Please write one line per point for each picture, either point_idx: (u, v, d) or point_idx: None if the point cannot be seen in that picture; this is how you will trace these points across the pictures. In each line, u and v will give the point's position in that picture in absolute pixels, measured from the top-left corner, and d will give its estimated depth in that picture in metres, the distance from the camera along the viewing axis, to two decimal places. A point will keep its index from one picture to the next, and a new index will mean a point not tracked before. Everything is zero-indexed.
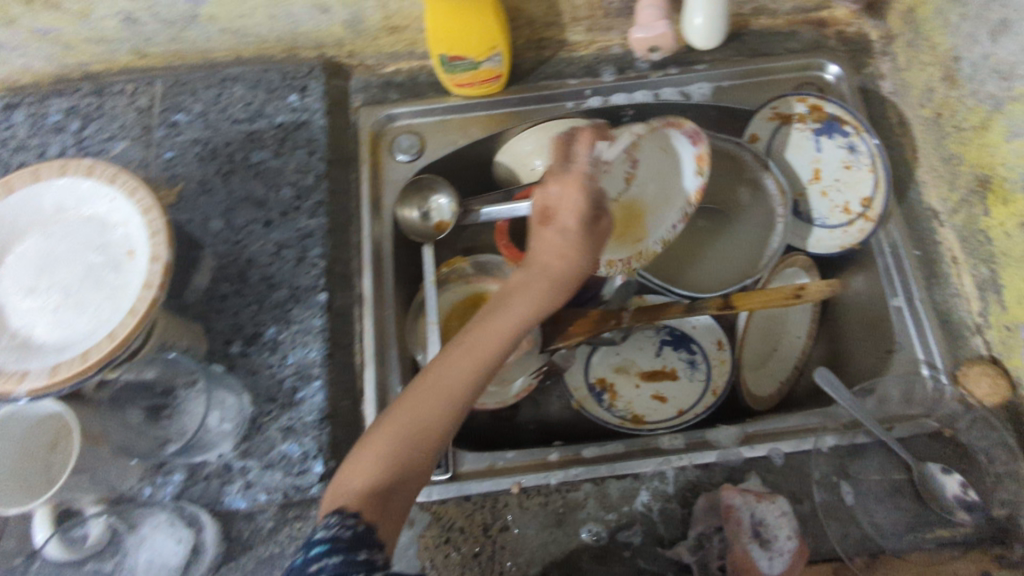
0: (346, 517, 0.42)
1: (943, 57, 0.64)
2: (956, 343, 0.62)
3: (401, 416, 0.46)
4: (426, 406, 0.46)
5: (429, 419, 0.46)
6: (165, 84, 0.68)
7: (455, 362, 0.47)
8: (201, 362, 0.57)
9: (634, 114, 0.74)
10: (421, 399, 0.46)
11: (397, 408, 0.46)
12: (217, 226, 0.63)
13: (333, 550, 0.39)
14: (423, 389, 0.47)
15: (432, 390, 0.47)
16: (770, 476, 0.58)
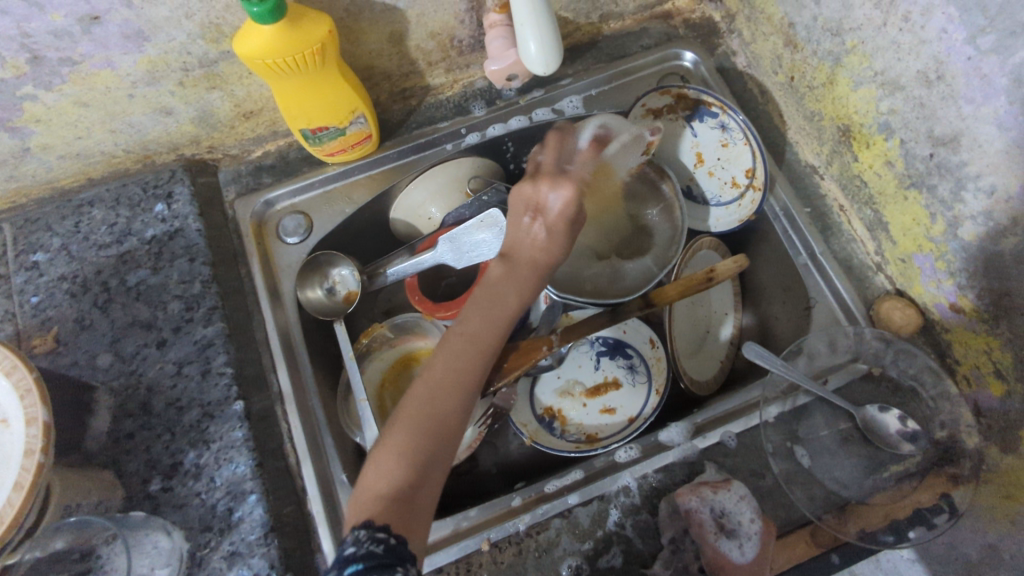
0: (374, 531, 0.43)
1: (780, 26, 0.66)
2: (863, 285, 0.65)
3: (404, 418, 0.48)
4: (434, 407, 0.48)
5: (443, 416, 0.48)
6: (15, 227, 0.63)
7: (450, 356, 0.50)
8: (118, 512, 0.52)
9: (514, 142, 0.74)
10: (437, 395, 0.48)
11: (398, 422, 0.48)
12: (106, 361, 0.58)
13: (368, 567, 0.40)
14: (431, 385, 0.49)
15: (439, 389, 0.49)
16: (729, 461, 0.58)
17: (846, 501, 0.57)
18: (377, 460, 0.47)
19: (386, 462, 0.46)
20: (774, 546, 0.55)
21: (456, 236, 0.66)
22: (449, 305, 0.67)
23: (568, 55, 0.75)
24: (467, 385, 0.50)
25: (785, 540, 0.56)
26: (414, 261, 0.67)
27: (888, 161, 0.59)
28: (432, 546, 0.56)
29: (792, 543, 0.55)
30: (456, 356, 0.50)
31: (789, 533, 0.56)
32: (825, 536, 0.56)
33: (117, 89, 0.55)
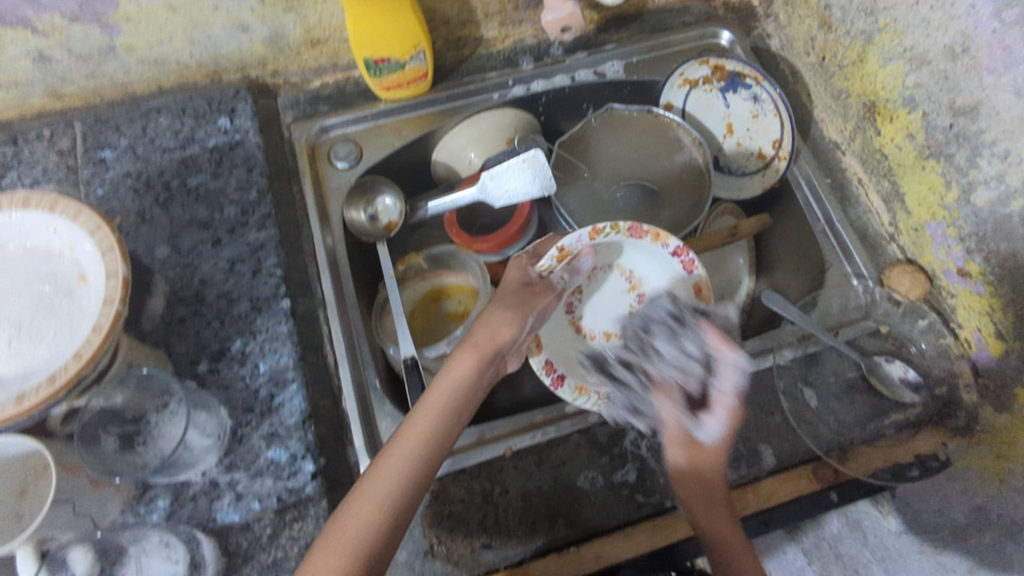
0: None
1: (817, 8, 0.71)
2: (875, 252, 0.69)
3: (368, 486, 0.48)
4: (396, 466, 0.49)
5: (409, 488, 0.49)
6: (85, 124, 0.66)
7: (418, 425, 0.51)
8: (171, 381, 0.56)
9: (554, 100, 0.79)
10: (409, 470, 0.49)
11: (361, 490, 0.48)
12: (164, 253, 0.62)
13: None
14: (394, 471, 0.49)
15: (400, 453, 0.50)
16: (738, 396, 0.63)
17: (846, 442, 0.61)
18: (342, 528, 0.46)
19: (357, 528, 0.46)
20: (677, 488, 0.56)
21: (502, 173, 0.69)
22: (485, 238, 0.71)
23: (613, 22, 0.80)
24: (438, 453, 0.51)
25: (687, 470, 0.56)
26: (455, 195, 0.71)
27: (909, 133, 0.63)
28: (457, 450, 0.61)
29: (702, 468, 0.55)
30: (427, 429, 0.52)
31: (686, 464, 0.56)
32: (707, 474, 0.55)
33: None
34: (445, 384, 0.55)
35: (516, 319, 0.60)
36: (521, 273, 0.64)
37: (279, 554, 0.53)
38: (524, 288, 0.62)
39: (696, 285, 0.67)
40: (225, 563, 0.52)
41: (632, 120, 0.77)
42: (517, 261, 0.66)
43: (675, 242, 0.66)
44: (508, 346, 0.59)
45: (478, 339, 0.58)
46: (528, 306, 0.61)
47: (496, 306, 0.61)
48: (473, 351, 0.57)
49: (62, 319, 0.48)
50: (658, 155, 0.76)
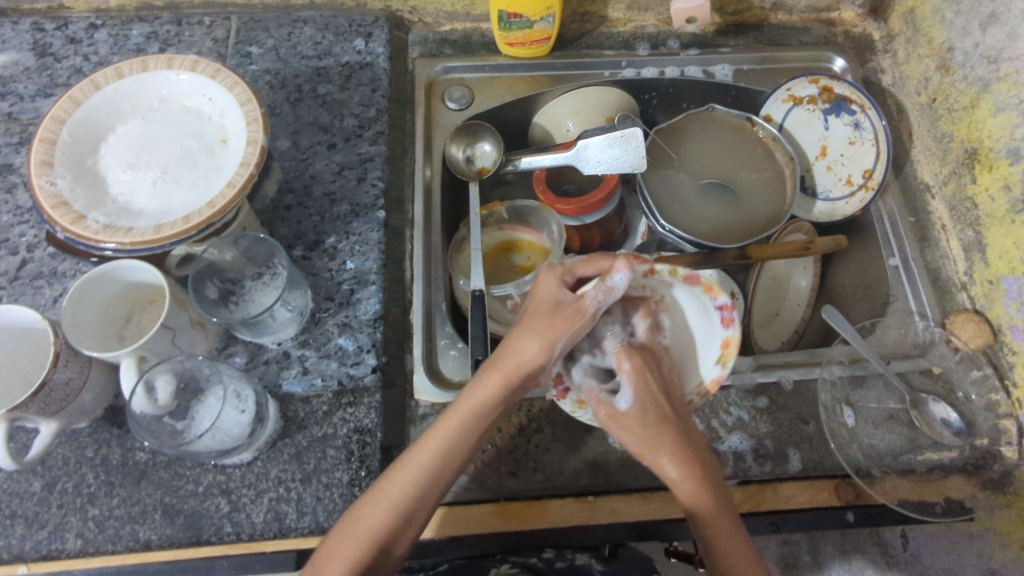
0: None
1: (938, 50, 0.72)
2: (945, 297, 0.70)
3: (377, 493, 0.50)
4: (405, 479, 0.50)
5: (420, 496, 0.50)
6: (241, 20, 0.73)
7: (426, 443, 0.51)
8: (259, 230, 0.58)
9: (657, 96, 0.82)
10: (420, 485, 0.50)
11: (374, 494, 0.50)
12: (285, 145, 0.68)
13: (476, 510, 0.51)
14: (405, 486, 0.50)
15: (409, 467, 0.51)
16: (780, 400, 0.64)
17: (877, 466, 0.61)
18: (357, 528, 0.48)
19: (369, 531, 0.48)
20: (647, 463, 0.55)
21: (600, 143, 0.73)
22: (569, 200, 0.73)
23: (733, 29, 0.82)
24: (448, 469, 0.52)
25: (636, 443, 0.55)
26: (550, 157, 0.75)
27: (1006, 185, 0.64)
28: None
29: (640, 437, 0.55)
30: (443, 448, 0.52)
31: (637, 437, 0.55)
32: (649, 442, 0.55)
33: None
34: (466, 408, 0.52)
35: (536, 349, 0.53)
36: (554, 289, 0.55)
37: (330, 430, 0.57)
38: (556, 309, 0.54)
39: (723, 348, 0.61)
40: (282, 426, 0.56)
41: (729, 123, 0.79)
42: (549, 271, 0.57)
43: (725, 298, 0.60)
44: (531, 372, 0.53)
45: (503, 361, 0.53)
46: (557, 332, 0.53)
47: (524, 328, 0.54)
48: (502, 376, 0.53)
49: (201, 172, 0.54)
50: (745, 164, 0.79)
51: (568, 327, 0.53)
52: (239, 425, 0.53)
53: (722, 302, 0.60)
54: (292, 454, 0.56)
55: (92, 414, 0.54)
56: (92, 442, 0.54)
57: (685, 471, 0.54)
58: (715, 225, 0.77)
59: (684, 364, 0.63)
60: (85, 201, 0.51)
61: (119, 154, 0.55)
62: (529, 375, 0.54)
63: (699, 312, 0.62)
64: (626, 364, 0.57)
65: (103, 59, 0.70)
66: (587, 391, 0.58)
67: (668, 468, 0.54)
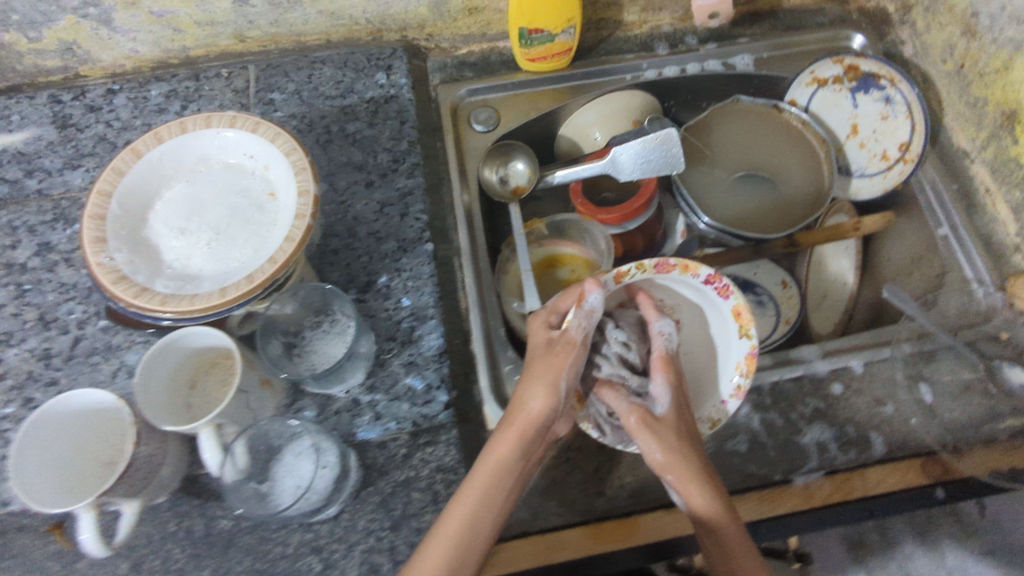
0: None
1: (961, 16, 0.71)
2: (1001, 262, 0.69)
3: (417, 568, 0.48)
4: (439, 548, 0.49)
5: (460, 564, 0.48)
6: (258, 68, 0.73)
7: (454, 507, 0.51)
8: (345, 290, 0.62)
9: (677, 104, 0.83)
10: (455, 554, 0.48)
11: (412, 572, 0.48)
12: (322, 189, 0.67)
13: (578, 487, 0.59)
14: (440, 555, 0.48)
15: (442, 534, 0.49)
16: (853, 384, 0.64)
17: (962, 440, 0.61)
18: None
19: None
20: (669, 477, 0.54)
21: (634, 149, 0.72)
22: (611, 209, 0.72)
23: (747, 19, 0.82)
24: (486, 531, 0.50)
25: (661, 457, 0.54)
26: (585, 167, 0.74)
27: None
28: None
29: (667, 453, 0.54)
30: (473, 511, 0.50)
31: (659, 455, 0.54)
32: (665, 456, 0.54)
33: None
34: (486, 465, 0.53)
35: (538, 393, 0.55)
36: (542, 330, 0.58)
37: (412, 473, 0.56)
38: (546, 350, 0.56)
39: (738, 316, 0.60)
40: (364, 474, 0.55)
41: (756, 113, 0.79)
42: (536, 316, 0.60)
43: (706, 270, 0.59)
44: (542, 417, 0.54)
45: (512, 415, 0.55)
46: (557, 371, 0.55)
47: (525, 378, 0.56)
48: (518, 429, 0.54)
49: (254, 229, 0.54)
50: (778, 151, 0.78)
51: (561, 365, 0.55)
52: (321, 480, 0.53)
53: (709, 276, 0.59)
54: (378, 502, 0.54)
55: (170, 487, 0.53)
56: (173, 516, 0.53)
57: (712, 495, 0.52)
58: (754, 214, 0.77)
59: (714, 358, 0.63)
60: (146, 272, 0.50)
61: (169, 220, 0.54)
62: (542, 420, 0.55)
63: (706, 303, 0.63)
64: (660, 375, 0.57)
65: (127, 124, 0.69)
66: (612, 397, 0.57)
67: (692, 488, 0.53)
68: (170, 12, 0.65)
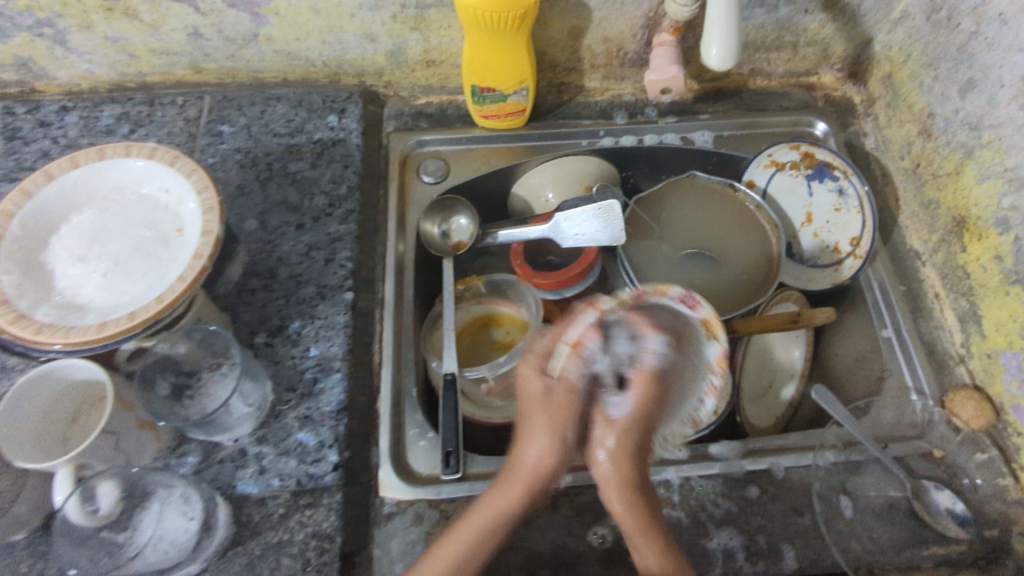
0: None
1: (919, 115, 0.71)
2: (942, 372, 0.66)
3: None
4: None
5: None
6: (213, 99, 0.73)
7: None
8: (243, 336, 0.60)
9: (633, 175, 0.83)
10: None
11: None
12: (251, 226, 0.66)
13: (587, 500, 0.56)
14: None
15: None
16: (771, 488, 0.60)
17: (881, 564, 0.56)
18: None
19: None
20: None
21: (577, 216, 0.71)
22: (547, 274, 0.71)
23: (711, 96, 0.82)
24: None
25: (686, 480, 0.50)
26: (527, 229, 0.73)
27: (997, 255, 0.61)
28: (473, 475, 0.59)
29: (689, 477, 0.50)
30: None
31: (607, 465, 0.46)
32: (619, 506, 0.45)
33: (345, 5, 0.65)
34: (485, 544, 0.43)
35: (545, 452, 0.45)
36: (537, 378, 0.49)
37: (286, 536, 0.53)
38: (546, 401, 0.47)
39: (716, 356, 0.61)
40: (235, 532, 0.52)
41: (711, 189, 0.77)
42: (525, 363, 0.51)
43: (679, 289, 0.61)
44: (551, 480, 0.45)
45: (511, 479, 0.45)
46: (563, 425, 0.46)
47: (524, 434, 0.47)
48: (514, 495, 0.44)
49: (154, 264, 0.53)
50: (727, 231, 0.77)
51: (568, 418, 0.46)
52: (184, 533, 0.50)
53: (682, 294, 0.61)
54: (245, 564, 0.51)
55: (31, 523, 0.50)
56: (28, 556, 0.50)
57: None
58: (697, 293, 0.74)
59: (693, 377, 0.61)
60: (32, 296, 0.49)
61: (70, 247, 0.53)
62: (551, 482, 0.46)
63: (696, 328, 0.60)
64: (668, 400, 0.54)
65: (72, 142, 0.69)
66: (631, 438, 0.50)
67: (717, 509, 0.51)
68: (126, 38, 0.66)
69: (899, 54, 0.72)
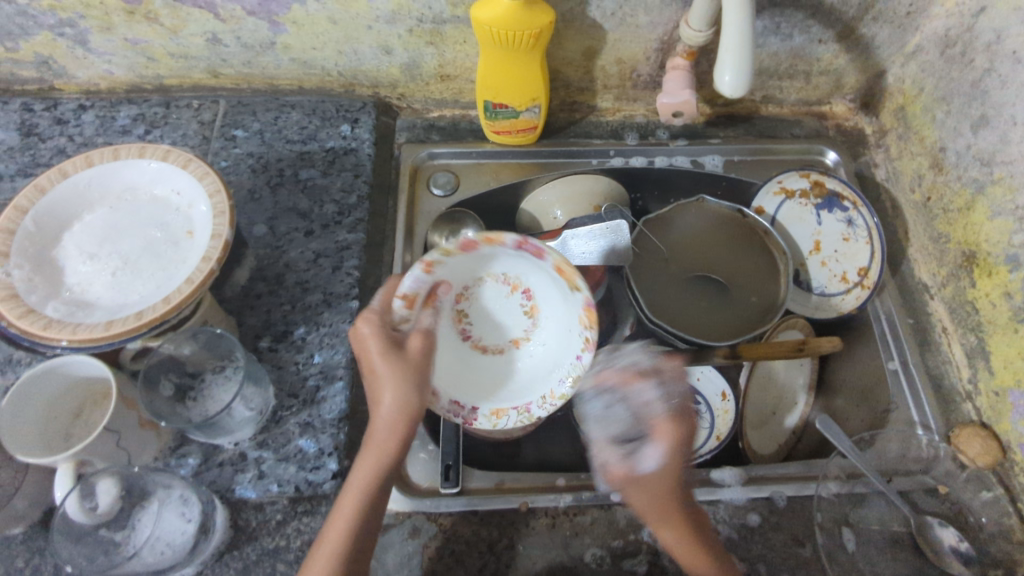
0: None
1: (931, 148, 0.71)
2: (948, 407, 0.65)
3: None
4: None
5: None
6: (228, 104, 0.74)
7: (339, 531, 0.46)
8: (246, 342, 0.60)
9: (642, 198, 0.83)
10: None
11: None
12: (261, 231, 0.66)
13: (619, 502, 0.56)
14: None
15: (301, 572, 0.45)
16: (772, 517, 0.59)
17: None
18: None
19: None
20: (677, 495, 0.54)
21: (584, 235, 0.71)
22: None
23: (723, 120, 0.82)
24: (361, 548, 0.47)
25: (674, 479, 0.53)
26: None
27: (1007, 292, 0.61)
28: (473, 490, 0.61)
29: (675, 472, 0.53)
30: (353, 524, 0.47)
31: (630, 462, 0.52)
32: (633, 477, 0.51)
33: (363, 18, 0.65)
34: (360, 483, 0.48)
35: (402, 397, 0.48)
36: (370, 334, 0.50)
37: (282, 543, 0.53)
38: (392, 352, 0.49)
39: (586, 313, 0.59)
40: (231, 536, 0.53)
41: (720, 215, 0.77)
42: (365, 319, 0.52)
43: (512, 236, 0.56)
44: (404, 425, 0.48)
45: (376, 429, 0.49)
46: (414, 376, 0.49)
47: (377, 382, 0.49)
48: (391, 439, 0.48)
49: (163, 264, 0.53)
50: (733, 257, 0.77)
51: (415, 371, 0.49)
52: (182, 535, 0.50)
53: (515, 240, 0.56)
54: (238, 569, 0.52)
55: (26, 519, 0.50)
56: (23, 551, 0.50)
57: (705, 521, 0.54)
58: (701, 317, 0.74)
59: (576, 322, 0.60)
60: (42, 292, 0.49)
61: (82, 244, 0.53)
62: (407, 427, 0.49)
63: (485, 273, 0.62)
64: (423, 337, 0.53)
65: (87, 140, 0.70)
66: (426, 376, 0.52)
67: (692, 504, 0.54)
68: (145, 41, 0.67)
69: (912, 88, 0.72)
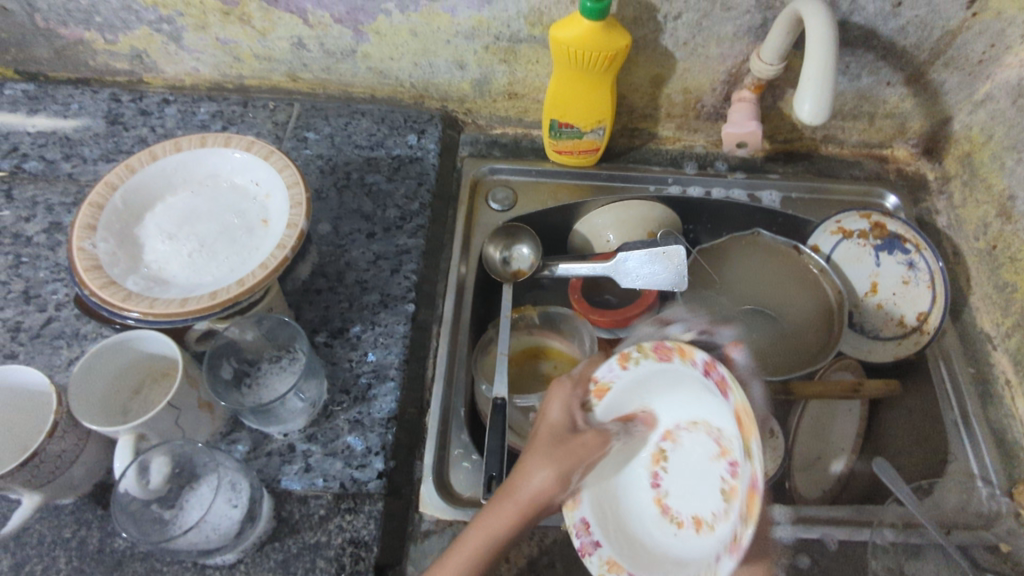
0: None
1: (999, 196, 0.70)
2: (1012, 463, 0.63)
3: None
4: None
5: None
6: (302, 108, 0.77)
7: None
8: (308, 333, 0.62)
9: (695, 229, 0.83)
10: None
11: None
12: (325, 229, 0.68)
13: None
14: None
15: None
16: (822, 560, 0.57)
17: None
18: None
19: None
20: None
21: (640, 258, 0.71)
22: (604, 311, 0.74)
23: (782, 157, 0.83)
24: None
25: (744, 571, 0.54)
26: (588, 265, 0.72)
27: None
28: None
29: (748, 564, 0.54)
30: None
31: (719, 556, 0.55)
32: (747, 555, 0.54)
33: (442, 32, 0.68)
34: (473, 540, 0.46)
35: (537, 472, 0.48)
36: (565, 409, 0.53)
37: (324, 538, 0.52)
38: (567, 437, 0.50)
39: (741, 420, 0.46)
40: (274, 527, 0.52)
41: (777, 251, 0.77)
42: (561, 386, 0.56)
43: (701, 355, 0.50)
44: (532, 504, 0.47)
45: (516, 492, 0.47)
46: (574, 461, 0.49)
47: (530, 455, 0.49)
48: (504, 517, 0.47)
49: (237, 250, 0.54)
50: (789, 292, 0.76)
51: (579, 459, 0.49)
52: (228, 521, 0.49)
53: (665, 351, 0.53)
54: (279, 560, 0.51)
55: (79, 490, 0.51)
56: (72, 522, 0.51)
57: None
58: (753, 350, 0.74)
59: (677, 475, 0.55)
60: (123, 266, 0.51)
61: (162, 225, 0.55)
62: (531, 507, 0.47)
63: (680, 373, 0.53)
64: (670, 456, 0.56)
65: (168, 132, 0.73)
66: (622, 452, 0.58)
67: None
68: (235, 42, 0.71)
69: (980, 135, 0.72)
